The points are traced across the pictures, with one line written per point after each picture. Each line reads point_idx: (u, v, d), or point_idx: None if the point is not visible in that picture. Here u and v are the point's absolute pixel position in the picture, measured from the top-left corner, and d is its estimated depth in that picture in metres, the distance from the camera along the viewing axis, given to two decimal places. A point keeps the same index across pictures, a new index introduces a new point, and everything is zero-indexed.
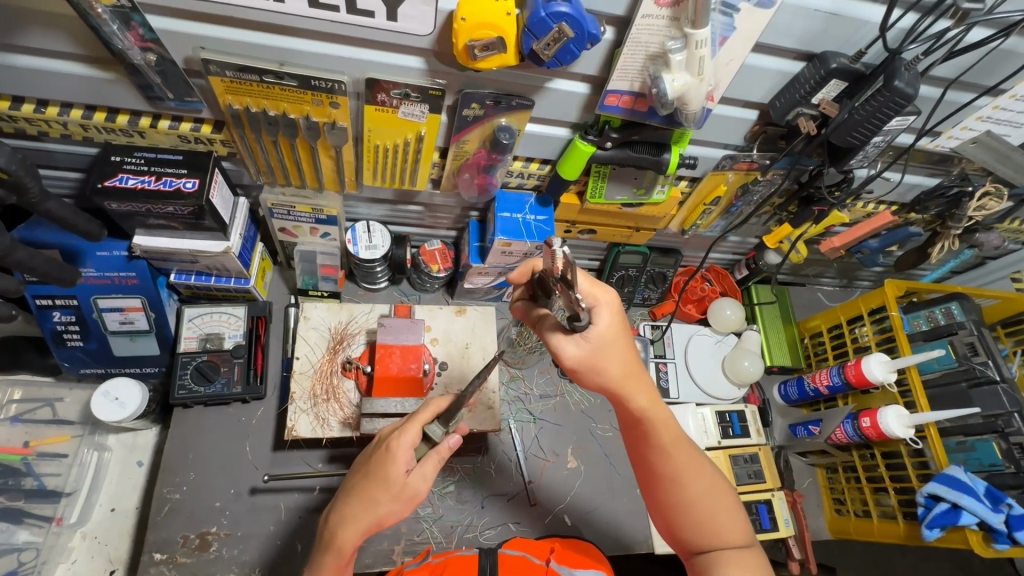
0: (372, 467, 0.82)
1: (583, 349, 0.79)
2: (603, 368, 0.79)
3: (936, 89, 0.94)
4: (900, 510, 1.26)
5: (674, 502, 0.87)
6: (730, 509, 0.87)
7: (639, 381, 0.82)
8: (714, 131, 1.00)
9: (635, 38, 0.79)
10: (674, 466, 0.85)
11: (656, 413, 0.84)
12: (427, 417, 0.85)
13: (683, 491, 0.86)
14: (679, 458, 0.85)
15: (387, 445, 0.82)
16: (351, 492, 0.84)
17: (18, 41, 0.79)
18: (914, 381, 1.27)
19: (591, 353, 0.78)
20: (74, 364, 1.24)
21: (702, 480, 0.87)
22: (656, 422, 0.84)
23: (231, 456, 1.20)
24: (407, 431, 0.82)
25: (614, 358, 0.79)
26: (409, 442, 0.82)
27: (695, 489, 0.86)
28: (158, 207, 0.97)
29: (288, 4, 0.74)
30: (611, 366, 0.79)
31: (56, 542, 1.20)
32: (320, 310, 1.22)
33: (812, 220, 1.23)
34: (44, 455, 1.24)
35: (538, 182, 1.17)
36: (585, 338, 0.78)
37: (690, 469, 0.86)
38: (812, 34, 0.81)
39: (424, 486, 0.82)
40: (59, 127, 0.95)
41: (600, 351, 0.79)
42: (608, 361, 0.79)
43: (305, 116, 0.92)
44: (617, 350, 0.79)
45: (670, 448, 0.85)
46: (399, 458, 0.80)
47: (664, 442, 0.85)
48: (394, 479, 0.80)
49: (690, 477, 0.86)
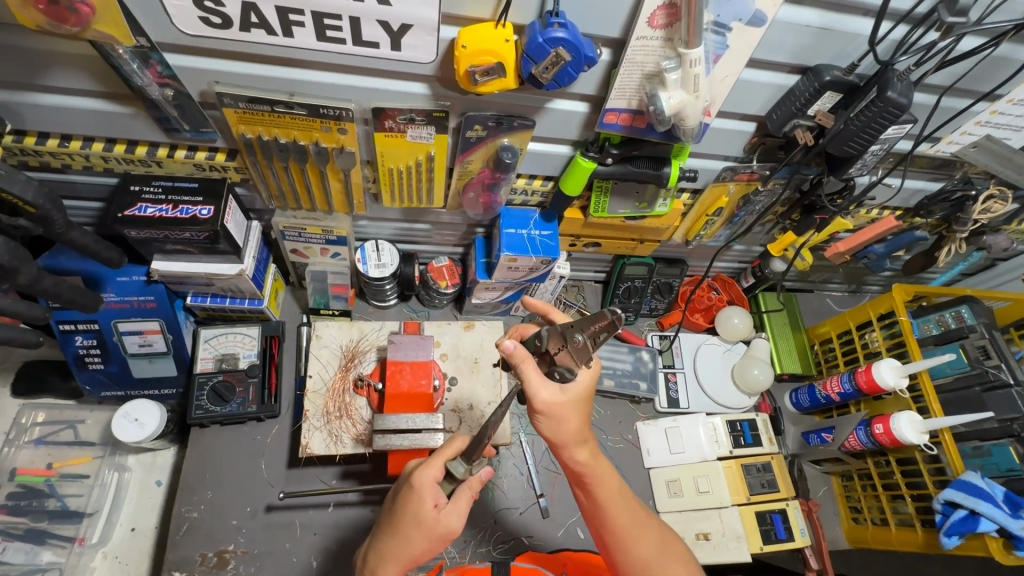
0: (399, 506, 0.85)
1: (556, 396, 0.84)
2: (559, 423, 0.86)
3: (931, 97, 0.95)
4: (918, 517, 1.25)
5: (626, 560, 0.90)
6: (681, 567, 0.92)
7: (585, 441, 0.89)
8: (714, 143, 1.02)
9: (631, 58, 0.81)
10: (622, 524, 0.90)
11: (602, 472, 0.91)
12: (451, 454, 0.86)
13: (631, 550, 0.90)
14: (627, 516, 0.91)
15: (412, 483, 0.84)
16: (384, 529, 0.86)
17: (45, 82, 0.84)
18: (926, 386, 1.26)
19: (551, 406, 0.84)
20: (95, 387, 1.27)
21: (650, 538, 0.91)
22: (601, 480, 0.90)
23: (247, 474, 1.22)
24: (431, 466, 0.85)
25: (570, 416, 0.86)
26: (433, 478, 0.84)
27: (645, 548, 0.90)
28: (175, 233, 1.00)
29: (298, 39, 0.78)
30: (565, 424, 0.86)
31: (78, 562, 1.23)
32: (331, 329, 1.25)
33: (815, 228, 1.24)
34: (67, 476, 1.28)
35: (542, 198, 1.20)
36: (557, 388, 0.84)
37: (637, 528, 0.91)
38: (805, 48, 0.83)
39: (456, 521, 0.84)
40: (82, 160, 1.00)
41: (564, 406, 0.85)
42: (564, 418, 0.85)
43: (314, 142, 0.96)
44: (574, 410, 0.86)
45: (616, 504, 0.90)
46: (426, 495, 0.83)
47: (611, 498, 0.90)
48: (423, 517, 0.82)
49: (639, 535, 0.91)
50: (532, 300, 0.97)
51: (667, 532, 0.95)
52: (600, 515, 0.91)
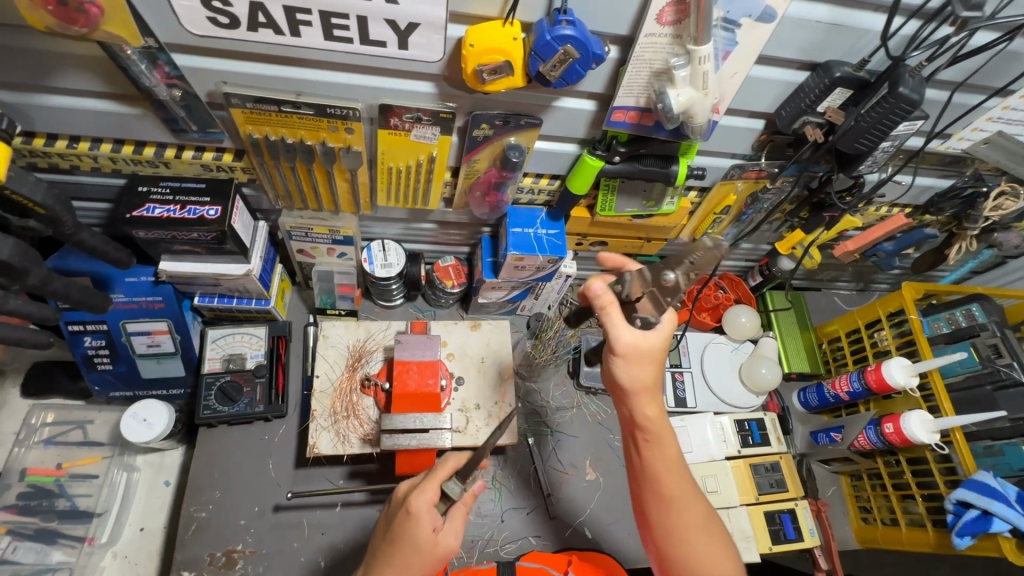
0: (396, 533, 0.83)
1: (631, 345, 0.86)
2: (634, 369, 0.88)
3: (943, 93, 0.94)
4: (928, 517, 1.24)
5: (666, 523, 0.90)
6: (720, 548, 0.89)
7: (654, 396, 0.91)
8: (721, 141, 1.02)
9: (639, 56, 0.81)
10: (672, 489, 0.90)
11: (666, 434, 0.91)
12: (444, 475, 0.86)
13: (675, 515, 0.89)
14: (679, 483, 0.90)
15: (409, 509, 0.82)
16: (381, 557, 0.84)
17: (54, 83, 0.84)
18: (937, 384, 1.25)
19: (629, 351, 0.86)
20: (104, 387, 1.28)
21: (695, 513, 0.90)
22: (663, 439, 0.90)
23: (255, 474, 1.23)
24: (426, 490, 0.84)
25: (646, 365, 0.88)
26: (430, 501, 0.83)
27: (689, 517, 0.89)
28: (183, 233, 1.01)
29: (305, 38, 0.78)
30: (640, 371, 0.88)
31: (87, 562, 1.23)
32: (338, 328, 1.25)
33: (823, 225, 1.23)
34: (77, 476, 1.28)
35: (548, 197, 1.19)
36: (637, 334, 0.86)
37: (688, 495, 0.90)
38: (815, 44, 0.83)
39: (453, 541, 0.84)
40: (90, 161, 1.00)
41: (641, 354, 0.87)
42: (639, 369, 0.88)
43: (321, 142, 0.96)
44: (649, 361, 0.88)
45: (672, 465, 0.90)
46: (425, 520, 0.82)
47: (667, 459, 0.90)
48: (424, 543, 0.81)
49: (687, 502, 0.90)
50: (608, 253, 0.93)
51: (713, 512, 0.93)
52: (652, 474, 0.91)
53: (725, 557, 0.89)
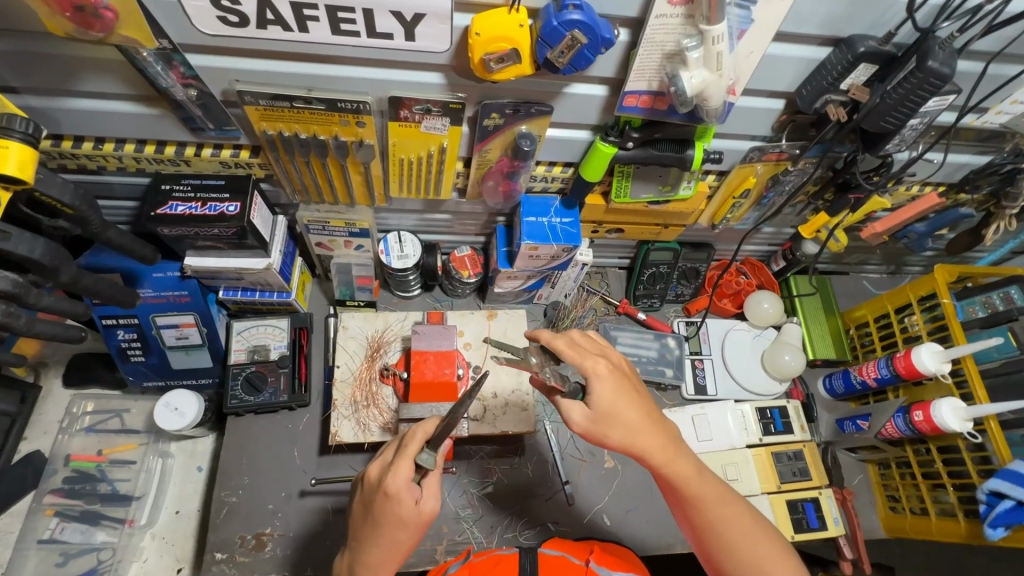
0: (379, 515, 0.84)
1: (589, 419, 0.84)
2: (617, 421, 0.84)
3: (978, 64, 0.89)
4: (960, 508, 1.21)
5: (721, 548, 0.87)
6: (775, 545, 0.87)
7: (652, 429, 0.85)
8: (740, 123, 0.99)
9: (650, 38, 0.78)
10: (705, 514, 0.87)
11: (685, 455, 0.88)
12: (415, 449, 0.85)
13: (730, 533, 0.86)
14: (713, 493, 0.88)
15: (387, 492, 0.82)
16: (367, 538, 0.86)
17: (77, 87, 0.86)
18: (970, 371, 1.21)
19: (601, 409, 0.84)
20: (138, 377, 1.34)
21: (742, 519, 0.87)
22: (683, 466, 0.87)
23: (281, 461, 1.27)
24: (400, 471, 0.82)
25: (625, 406, 0.84)
26: (406, 479, 0.83)
27: (737, 530, 0.86)
28: (205, 230, 1.04)
29: (313, 33, 0.78)
30: (623, 419, 0.84)
31: (129, 542, 1.30)
32: (358, 320, 1.27)
33: (849, 208, 1.19)
34: (116, 462, 1.35)
35: (562, 185, 1.18)
36: (589, 407, 0.84)
37: (729, 509, 0.87)
38: (838, 18, 0.79)
39: (434, 503, 0.86)
40: (116, 161, 1.03)
41: (620, 395, 0.84)
42: (618, 412, 0.84)
43: (334, 136, 0.97)
44: (624, 400, 0.84)
45: (704, 492, 0.87)
46: (406, 497, 0.82)
47: (691, 489, 0.87)
48: (408, 518, 0.83)
49: (732, 516, 0.87)
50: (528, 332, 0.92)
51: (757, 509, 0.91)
52: (690, 505, 0.88)
53: (784, 556, 0.86)
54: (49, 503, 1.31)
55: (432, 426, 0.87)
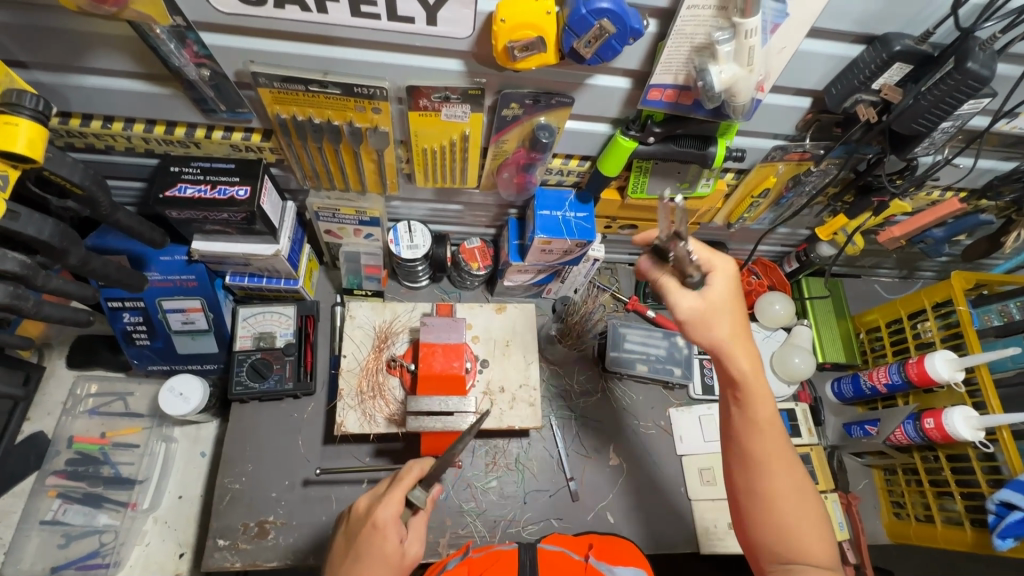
0: (362, 547, 0.85)
1: (691, 304, 0.84)
2: (711, 326, 0.85)
3: (1015, 68, 0.87)
4: (967, 516, 1.20)
5: (765, 490, 0.86)
6: (809, 509, 0.87)
7: (745, 347, 0.86)
8: (764, 121, 0.96)
9: (680, 30, 0.76)
10: (761, 453, 0.87)
11: (758, 387, 0.88)
12: (409, 484, 0.89)
13: (779, 477, 0.86)
14: (771, 431, 0.88)
15: (374, 522, 0.85)
16: (344, 573, 0.85)
17: (87, 63, 0.84)
18: (985, 380, 1.19)
19: (703, 310, 0.85)
20: (142, 361, 1.32)
21: (790, 474, 0.87)
22: (754, 396, 0.87)
23: (286, 449, 1.26)
24: (391, 503, 0.86)
25: (725, 317, 0.85)
26: (394, 513, 0.86)
27: (786, 481, 0.86)
28: (214, 214, 1.02)
29: (333, 15, 0.76)
30: (721, 323, 0.85)
31: (131, 525, 1.30)
32: (365, 310, 1.26)
33: (870, 210, 1.16)
34: (119, 445, 1.35)
35: (578, 178, 1.16)
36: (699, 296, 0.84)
37: (784, 455, 0.88)
38: (873, 15, 0.76)
39: (417, 549, 0.88)
40: (124, 141, 1.01)
41: (710, 309, 0.85)
42: (718, 319, 0.85)
43: (348, 122, 0.94)
44: (729, 313, 0.85)
45: (769, 429, 0.87)
46: (392, 533, 0.84)
47: (759, 421, 0.88)
48: (390, 554, 0.83)
49: (784, 467, 0.87)
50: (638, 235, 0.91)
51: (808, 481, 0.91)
52: (752, 438, 0.88)
53: (812, 525, 0.86)
54: (51, 484, 1.30)
55: (427, 465, 0.91)
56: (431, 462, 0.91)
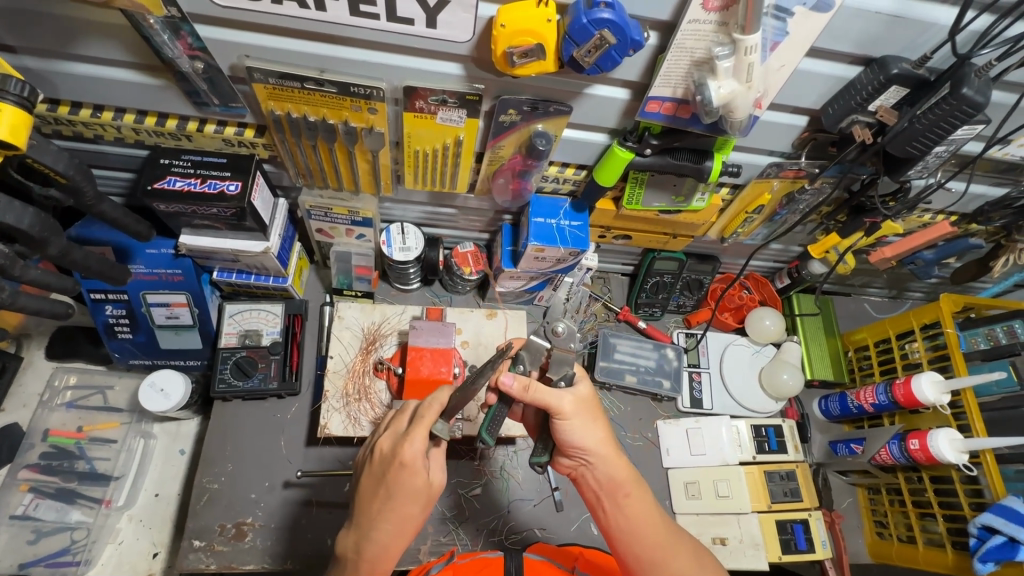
0: (392, 487, 0.82)
1: (574, 406, 0.85)
2: (584, 428, 0.85)
3: (1010, 96, 0.87)
4: (949, 538, 1.20)
5: None
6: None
7: (612, 448, 0.87)
8: (761, 138, 0.96)
9: (680, 43, 0.75)
10: (654, 541, 0.85)
11: (630, 484, 0.88)
12: (431, 420, 0.83)
13: (672, 565, 0.84)
14: (655, 521, 0.87)
15: (402, 461, 0.81)
16: (377, 513, 0.84)
17: (78, 51, 0.83)
18: (969, 402, 1.20)
19: (577, 409, 0.85)
20: (124, 355, 1.29)
21: (685, 552, 0.86)
22: (628, 490, 0.87)
23: (267, 450, 1.24)
24: (416, 440, 0.81)
25: (592, 423, 0.86)
26: (421, 448, 0.82)
27: (682, 562, 0.85)
28: (203, 208, 1.00)
29: (332, 13, 0.75)
30: (589, 431, 0.86)
31: (105, 523, 1.26)
32: (354, 310, 1.24)
33: (863, 230, 1.18)
34: (96, 440, 1.32)
35: (573, 187, 1.15)
36: (574, 392, 0.86)
37: (674, 540, 0.87)
38: (871, 37, 0.76)
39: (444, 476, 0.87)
40: (114, 131, 1.00)
41: (583, 408, 0.86)
42: (587, 428, 0.86)
43: (343, 121, 0.93)
44: (592, 419, 0.86)
45: (650, 518, 0.87)
46: (420, 468, 0.82)
47: (636, 513, 0.87)
48: (421, 489, 0.82)
49: (676, 549, 0.86)
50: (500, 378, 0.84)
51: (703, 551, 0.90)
52: (635, 531, 0.86)
53: None
54: (23, 478, 1.26)
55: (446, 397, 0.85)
56: (449, 393, 0.85)
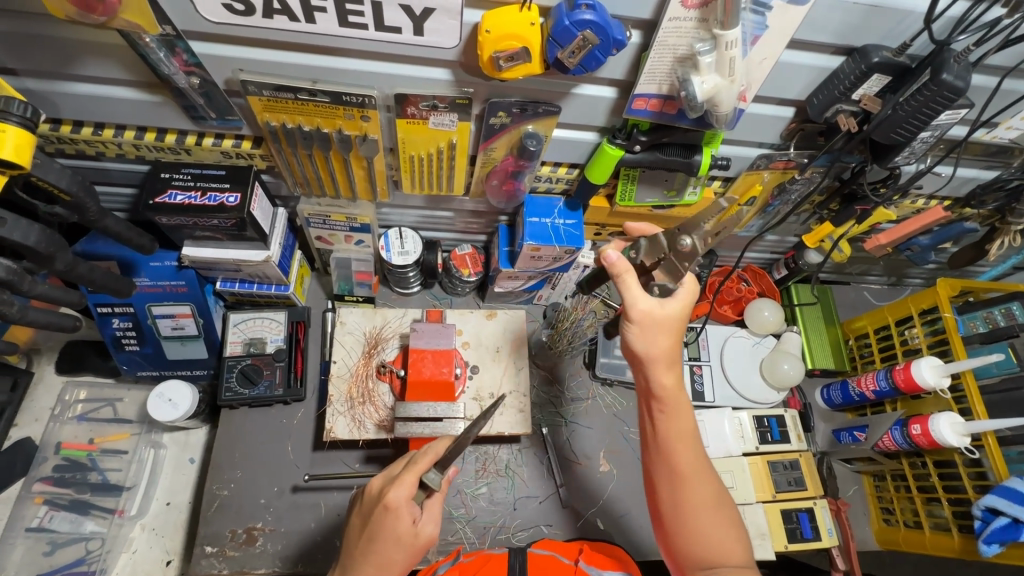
0: (375, 529, 0.83)
1: (648, 313, 0.84)
2: (650, 338, 0.85)
3: (991, 79, 0.89)
4: (955, 522, 1.20)
5: (676, 500, 0.87)
6: (726, 518, 0.86)
7: (672, 363, 0.87)
8: (748, 131, 0.98)
9: (662, 41, 0.77)
10: (684, 460, 0.87)
11: (681, 404, 0.88)
12: (423, 468, 0.85)
13: (693, 487, 0.86)
14: (694, 442, 0.88)
15: (387, 504, 0.81)
16: (360, 553, 0.84)
17: (78, 71, 0.85)
18: (970, 386, 1.20)
19: (647, 317, 0.84)
20: (132, 367, 1.32)
21: (707, 481, 0.87)
22: (677, 406, 0.88)
23: (275, 455, 1.26)
24: (404, 485, 0.82)
25: (661, 335, 0.85)
26: (407, 494, 0.83)
27: (701, 490, 0.86)
28: (204, 220, 1.02)
29: (321, 24, 0.77)
30: (654, 340, 0.85)
31: (118, 532, 1.29)
32: (355, 315, 1.26)
33: (854, 218, 1.19)
34: (107, 451, 1.34)
35: (567, 186, 1.17)
36: (655, 302, 0.84)
37: (701, 467, 0.87)
38: (851, 28, 0.78)
39: (431, 529, 0.86)
40: (115, 148, 1.02)
41: (658, 320, 0.84)
42: (655, 337, 0.85)
43: (337, 129, 0.95)
44: (665, 331, 0.85)
45: (688, 438, 0.87)
46: (405, 515, 0.82)
47: (677, 431, 0.87)
48: (405, 537, 0.82)
49: (701, 475, 0.87)
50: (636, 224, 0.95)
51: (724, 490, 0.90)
52: (669, 445, 0.88)
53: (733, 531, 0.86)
54: (37, 491, 1.29)
55: (441, 448, 0.88)
56: (445, 444, 0.88)
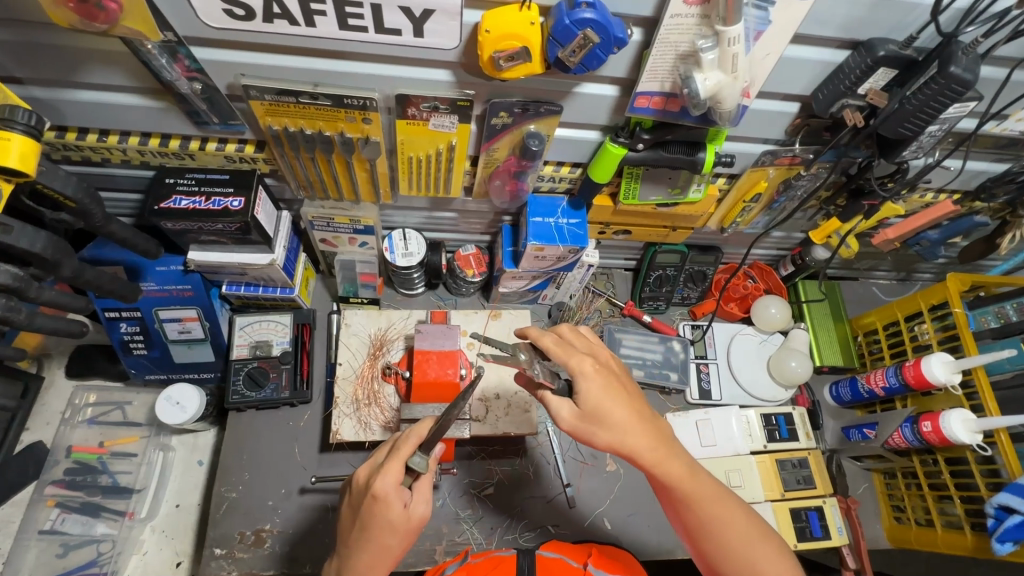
0: (367, 518, 0.83)
1: (580, 416, 0.82)
2: (603, 429, 0.81)
3: (1001, 70, 0.87)
4: (967, 520, 1.18)
5: (718, 550, 0.85)
6: (769, 545, 0.85)
7: (644, 432, 0.82)
8: (753, 127, 0.97)
9: (664, 38, 0.76)
10: (705, 515, 0.84)
11: (675, 464, 0.83)
12: (407, 453, 0.84)
13: (727, 535, 0.84)
14: (708, 491, 0.84)
15: (375, 493, 0.81)
16: (355, 543, 0.85)
17: (83, 78, 0.86)
18: (981, 382, 1.19)
19: (588, 414, 0.81)
20: (140, 371, 1.33)
21: (735, 520, 0.84)
22: (671, 470, 0.83)
23: (282, 457, 1.26)
24: (390, 473, 0.82)
25: (612, 418, 0.81)
26: (394, 481, 0.82)
27: (735, 532, 0.84)
28: (209, 224, 1.02)
29: (321, 28, 0.77)
30: (605, 429, 0.81)
31: (129, 534, 1.30)
32: (360, 317, 1.26)
33: (862, 214, 1.17)
34: (117, 454, 1.35)
35: (570, 185, 1.16)
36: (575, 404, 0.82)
37: (725, 508, 0.85)
38: (857, 21, 0.77)
39: (424, 509, 0.86)
40: (120, 154, 1.03)
41: (599, 409, 0.81)
42: (606, 419, 0.81)
43: (339, 132, 0.95)
44: (614, 414, 0.81)
45: (699, 495, 0.83)
46: (395, 501, 0.82)
47: (687, 494, 0.83)
48: (397, 522, 0.82)
49: (728, 516, 0.84)
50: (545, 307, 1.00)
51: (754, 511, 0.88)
52: (686, 508, 0.84)
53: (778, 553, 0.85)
54: (50, 494, 1.31)
55: (424, 429, 0.87)
56: (427, 426, 0.87)
